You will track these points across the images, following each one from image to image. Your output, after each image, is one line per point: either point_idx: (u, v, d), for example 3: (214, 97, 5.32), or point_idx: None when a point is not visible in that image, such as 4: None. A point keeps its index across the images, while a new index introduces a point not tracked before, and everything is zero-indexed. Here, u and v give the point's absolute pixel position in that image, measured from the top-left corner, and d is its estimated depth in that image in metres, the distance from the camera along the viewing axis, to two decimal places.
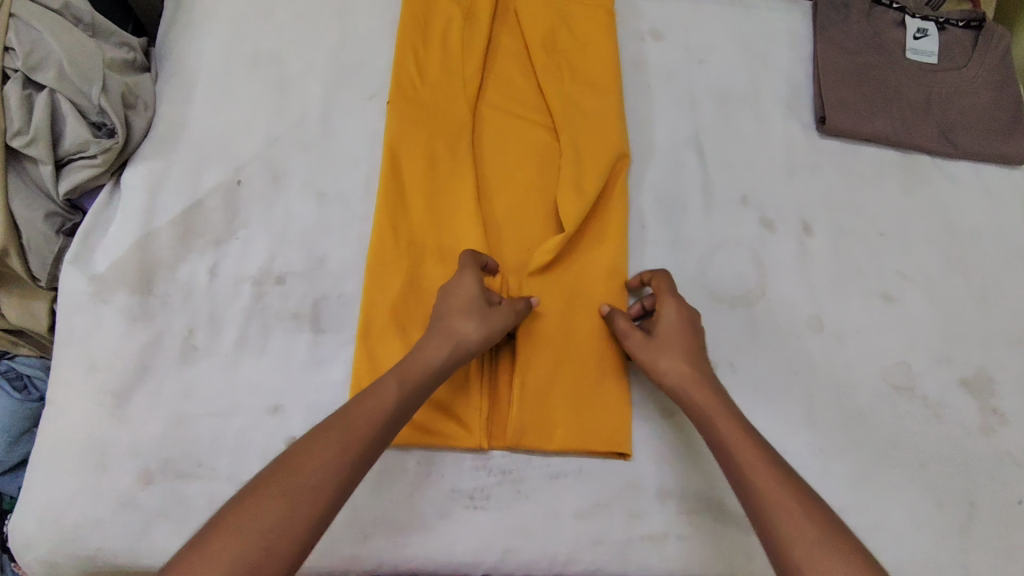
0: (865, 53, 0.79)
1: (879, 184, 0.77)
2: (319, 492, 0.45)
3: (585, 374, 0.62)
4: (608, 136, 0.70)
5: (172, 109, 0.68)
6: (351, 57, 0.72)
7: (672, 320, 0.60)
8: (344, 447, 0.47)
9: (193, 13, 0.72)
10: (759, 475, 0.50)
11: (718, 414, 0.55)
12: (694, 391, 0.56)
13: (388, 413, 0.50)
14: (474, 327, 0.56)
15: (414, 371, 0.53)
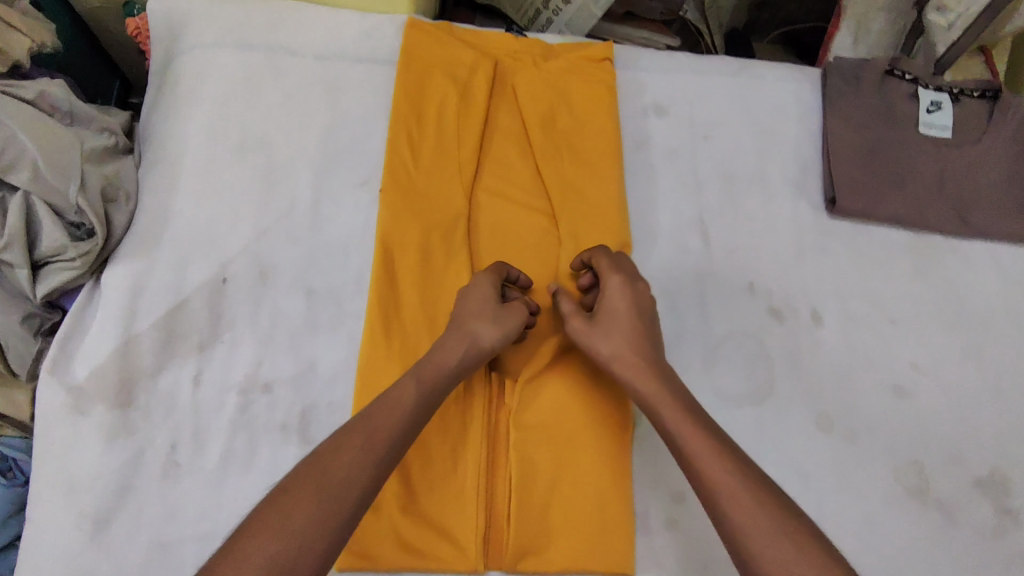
0: (876, 127, 0.76)
1: (890, 266, 0.74)
2: (344, 497, 0.47)
3: (585, 479, 0.60)
4: (609, 225, 0.68)
5: (155, 201, 0.65)
6: (343, 141, 0.69)
7: (618, 298, 0.59)
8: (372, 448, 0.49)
9: (178, 95, 0.70)
10: (717, 465, 0.49)
11: (659, 395, 0.55)
12: (638, 375, 0.56)
13: (408, 414, 0.52)
14: (489, 331, 0.58)
15: (431, 374, 0.55)
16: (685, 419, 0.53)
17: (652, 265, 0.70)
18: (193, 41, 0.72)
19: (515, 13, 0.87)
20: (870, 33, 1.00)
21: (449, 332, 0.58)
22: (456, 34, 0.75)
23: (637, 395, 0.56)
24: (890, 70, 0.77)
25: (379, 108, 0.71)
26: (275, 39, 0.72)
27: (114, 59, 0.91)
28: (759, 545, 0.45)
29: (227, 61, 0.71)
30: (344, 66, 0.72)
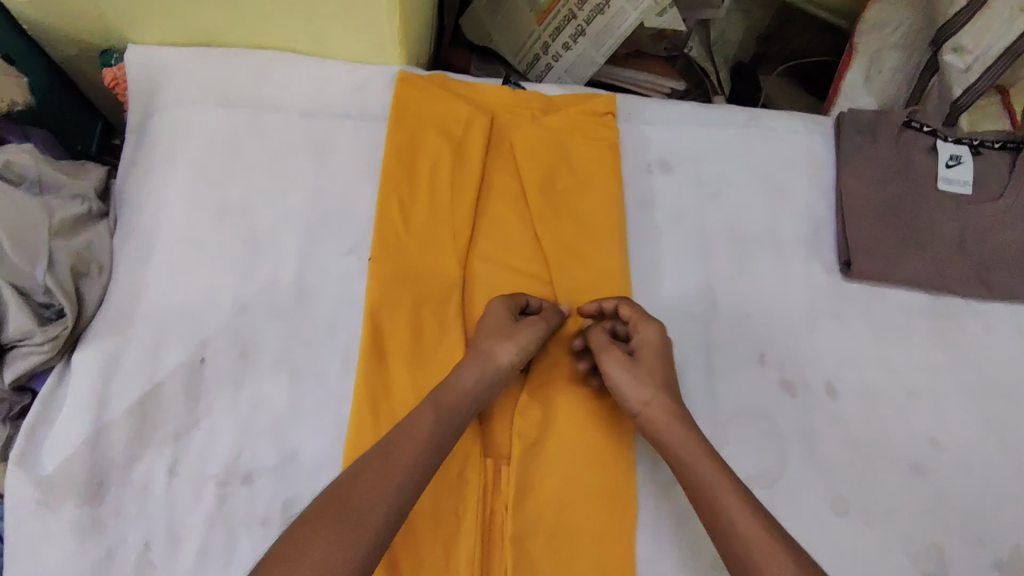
0: (893, 184, 0.72)
1: (908, 332, 0.70)
2: (368, 522, 0.48)
3: (586, 543, 0.58)
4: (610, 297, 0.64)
5: (130, 272, 0.61)
6: (330, 205, 0.65)
7: (651, 342, 0.59)
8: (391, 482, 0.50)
9: (154, 154, 0.65)
10: (723, 484, 0.52)
11: (672, 432, 0.55)
12: (665, 421, 0.56)
13: (425, 440, 0.53)
14: (509, 348, 0.58)
15: (447, 399, 0.55)
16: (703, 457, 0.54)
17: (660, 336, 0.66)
18: (173, 98, 0.68)
19: (514, 57, 0.84)
20: (882, 73, 0.95)
21: (466, 355, 0.58)
22: (451, 87, 0.71)
23: (660, 440, 0.56)
24: (907, 122, 0.73)
25: (368, 168, 0.67)
26: (259, 95, 0.68)
27: (89, 100, 0.86)
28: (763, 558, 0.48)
29: (208, 119, 0.67)
30: (332, 123, 0.68)
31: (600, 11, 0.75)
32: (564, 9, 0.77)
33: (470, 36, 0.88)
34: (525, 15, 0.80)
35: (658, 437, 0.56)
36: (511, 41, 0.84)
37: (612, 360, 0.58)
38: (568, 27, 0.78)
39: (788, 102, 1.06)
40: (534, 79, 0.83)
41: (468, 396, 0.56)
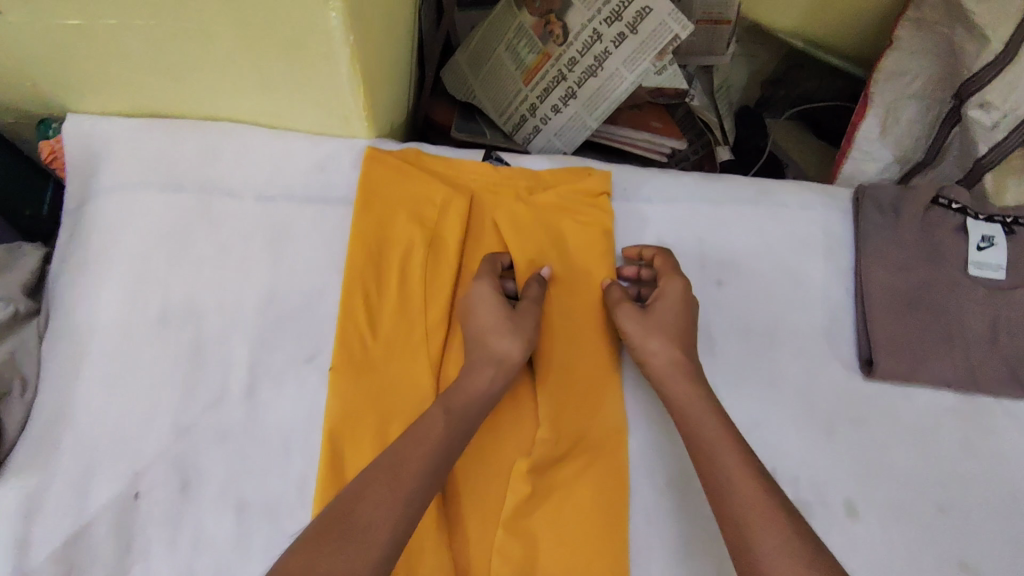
0: (921, 268, 0.64)
1: (934, 439, 0.63)
2: (377, 539, 0.43)
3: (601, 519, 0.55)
4: (599, 411, 0.58)
5: (57, 389, 0.54)
6: (287, 304, 0.58)
7: (671, 299, 0.58)
8: (396, 493, 0.46)
9: (89, 249, 0.58)
10: (731, 452, 0.49)
11: (678, 390, 0.54)
12: (671, 373, 0.55)
13: (434, 448, 0.48)
14: (512, 345, 0.54)
15: (459, 403, 0.52)
16: (698, 404, 0.52)
17: (663, 453, 0.58)
18: (110, 182, 0.61)
19: (498, 116, 0.77)
20: (898, 123, 0.88)
21: (475, 358, 0.54)
22: (424, 164, 0.64)
23: (668, 397, 0.54)
24: (935, 198, 0.66)
25: (329, 260, 0.60)
26: (209, 176, 0.61)
27: (29, 153, 0.75)
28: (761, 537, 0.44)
29: (150, 206, 0.59)
30: (291, 208, 0.61)
31: (593, 73, 0.68)
32: (553, 70, 0.70)
33: (451, 90, 0.80)
34: (510, 73, 0.73)
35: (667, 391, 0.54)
36: (495, 99, 0.76)
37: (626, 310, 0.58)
38: (557, 88, 0.71)
39: (800, 155, 1.02)
40: (521, 142, 0.76)
41: (479, 404, 0.52)
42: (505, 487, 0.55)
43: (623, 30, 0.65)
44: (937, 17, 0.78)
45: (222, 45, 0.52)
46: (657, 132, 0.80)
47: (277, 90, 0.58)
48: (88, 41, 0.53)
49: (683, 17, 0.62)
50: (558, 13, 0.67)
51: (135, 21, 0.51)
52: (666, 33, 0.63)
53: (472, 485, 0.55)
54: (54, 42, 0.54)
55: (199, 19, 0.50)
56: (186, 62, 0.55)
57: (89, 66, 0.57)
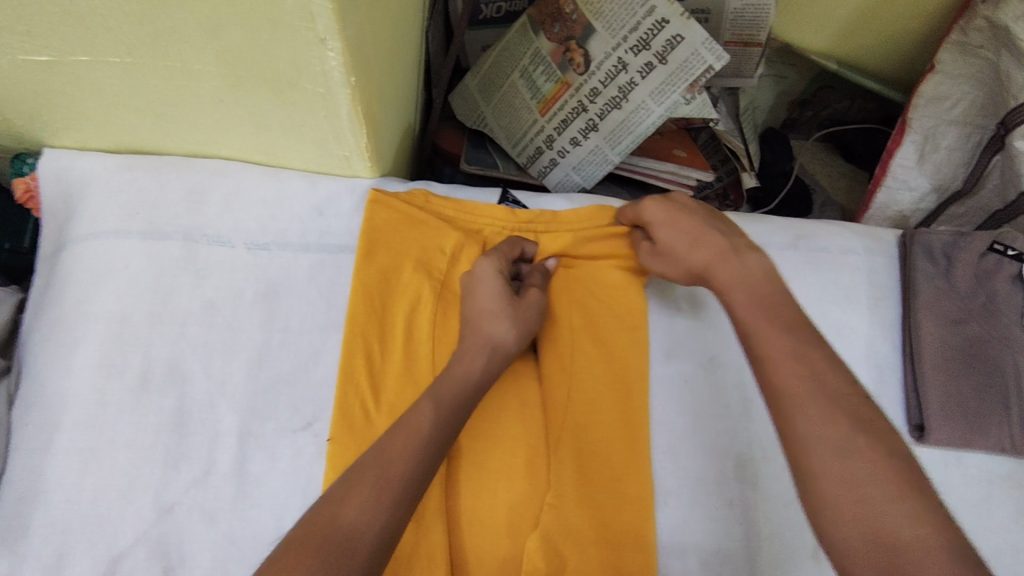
0: (976, 321, 0.59)
1: (996, 514, 0.56)
2: (359, 548, 0.38)
3: (621, 499, 0.51)
4: (622, 447, 0.53)
5: (26, 465, 0.49)
6: (281, 365, 0.53)
7: (659, 218, 0.55)
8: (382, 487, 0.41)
9: (63, 304, 0.53)
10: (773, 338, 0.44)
11: (729, 277, 0.49)
12: (723, 271, 0.50)
13: (426, 440, 0.44)
14: (510, 327, 0.52)
15: (449, 392, 0.47)
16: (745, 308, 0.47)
17: (693, 532, 0.52)
18: (86, 229, 0.55)
19: (511, 147, 0.71)
20: (937, 151, 0.78)
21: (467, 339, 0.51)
22: (433, 208, 0.58)
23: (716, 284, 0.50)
24: (990, 246, 0.60)
25: (328, 317, 0.55)
26: (197, 223, 0.56)
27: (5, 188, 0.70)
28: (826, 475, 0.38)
29: (131, 255, 0.54)
30: (285, 258, 0.56)
31: (616, 105, 0.63)
32: (572, 100, 0.65)
33: (460, 116, 0.74)
34: (526, 102, 0.68)
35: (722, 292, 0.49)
36: (509, 128, 0.70)
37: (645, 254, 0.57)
38: (577, 120, 0.66)
39: (827, 180, 0.98)
40: (536, 175, 0.71)
41: (474, 386, 0.49)
42: (512, 528, 0.49)
43: (650, 60, 0.60)
44: (983, 41, 0.69)
45: (208, 83, 0.47)
46: (682, 162, 0.75)
47: (271, 129, 0.52)
48: (59, 78, 0.48)
49: (719, 47, 0.56)
50: (580, 39, 0.62)
51: (110, 59, 0.45)
52: (698, 63, 0.58)
53: (475, 521, 0.49)
54: (22, 79, 0.48)
55: (180, 56, 0.44)
56: (170, 99, 0.50)
57: (63, 104, 0.52)
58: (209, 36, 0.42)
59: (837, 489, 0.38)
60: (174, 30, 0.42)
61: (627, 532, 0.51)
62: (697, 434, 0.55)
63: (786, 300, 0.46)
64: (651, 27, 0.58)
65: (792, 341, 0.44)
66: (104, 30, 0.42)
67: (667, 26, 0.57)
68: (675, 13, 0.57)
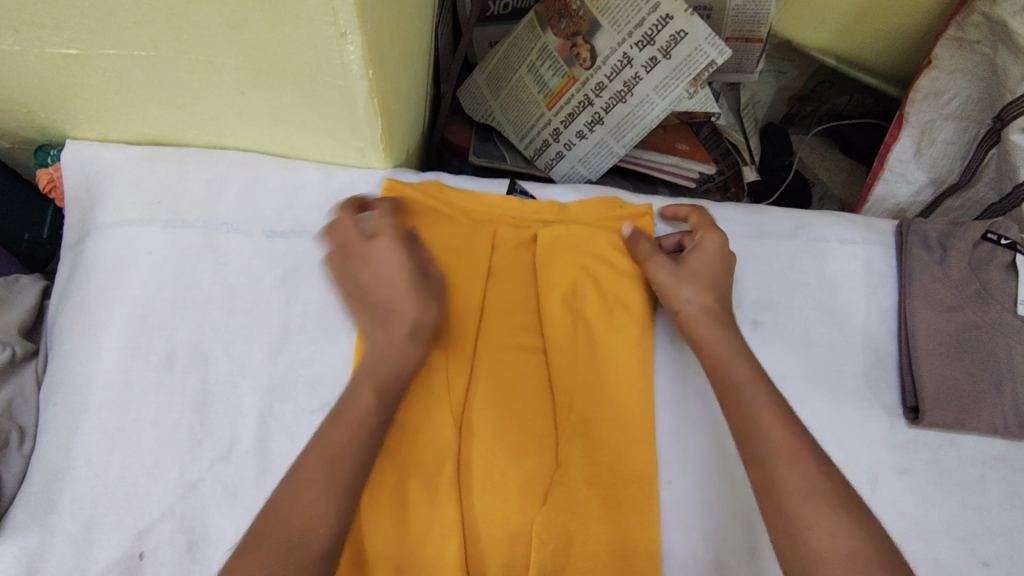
0: (970, 307, 0.60)
1: (987, 493, 0.58)
2: (313, 541, 0.42)
3: (624, 461, 0.53)
4: (625, 413, 0.55)
5: (55, 444, 0.51)
6: (301, 348, 0.55)
7: (710, 255, 0.57)
8: (327, 486, 0.43)
9: (90, 290, 0.55)
10: (754, 390, 0.49)
11: (714, 336, 0.53)
12: (706, 325, 0.54)
13: (367, 432, 0.46)
14: (428, 311, 0.51)
15: (388, 385, 0.48)
16: (739, 364, 0.51)
17: (696, 509, 0.54)
18: (110, 217, 0.57)
19: (519, 139, 0.73)
20: (934, 145, 0.80)
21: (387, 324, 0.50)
22: (446, 198, 0.60)
23: (694, 340, 0.54)
24: (983, 235, 0.62)
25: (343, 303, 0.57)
26: (217, 212, 0.58)
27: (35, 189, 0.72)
28: (810, 506, 0.43)
29: (154, 242, 0.56)
30: (303, 246, 0.58)
31: (621, 99, 0.65)
32: (578, 94, 0.67)
33: (468, 110, 0.76)
34: (532, 96, 0.70)
35: (699, 345, 0.53)
36: (516, 121, 0.72)
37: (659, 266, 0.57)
38: (582, 113, 0.68)
39: (826, 173, 0.99)
40: (542, 167, 0.73)
41: (404, 377, 0.49)
42: (521, 493, 0.52)
43: (655, 55, 0.62)
44: (980, 36, 0.71)
45: (230, 77, 0.49)
46: (684, 155, 0.77)
47: (287, 122, 0.54)
48: (85, 71, 0.50)
49: (721, 42, 0.58)
50: (586, 35, 0.64)
51: (137, 52, 0.47)
52: (702, 58, 0.60)
53: (487, 488, 0.52)
54: (50, 72, 0.50)
55: (204, 50, 0.46)
56: (191, 92, 0.52)
57: (89, 97, 0.54)
58: (233, 30, 0.44)
59: (820, 539, 0.42)
60: (200, 26, 0.44)
61: (633, 511, 0.52)
62: (700, 415, 0.57)
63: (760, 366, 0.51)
64: (655, 22, 0.60)
65: (782, 408, 0.48)
66: (132, 25, 0.44)
67: (671, 22, 0.59)
68: (678, 9, 0.59)
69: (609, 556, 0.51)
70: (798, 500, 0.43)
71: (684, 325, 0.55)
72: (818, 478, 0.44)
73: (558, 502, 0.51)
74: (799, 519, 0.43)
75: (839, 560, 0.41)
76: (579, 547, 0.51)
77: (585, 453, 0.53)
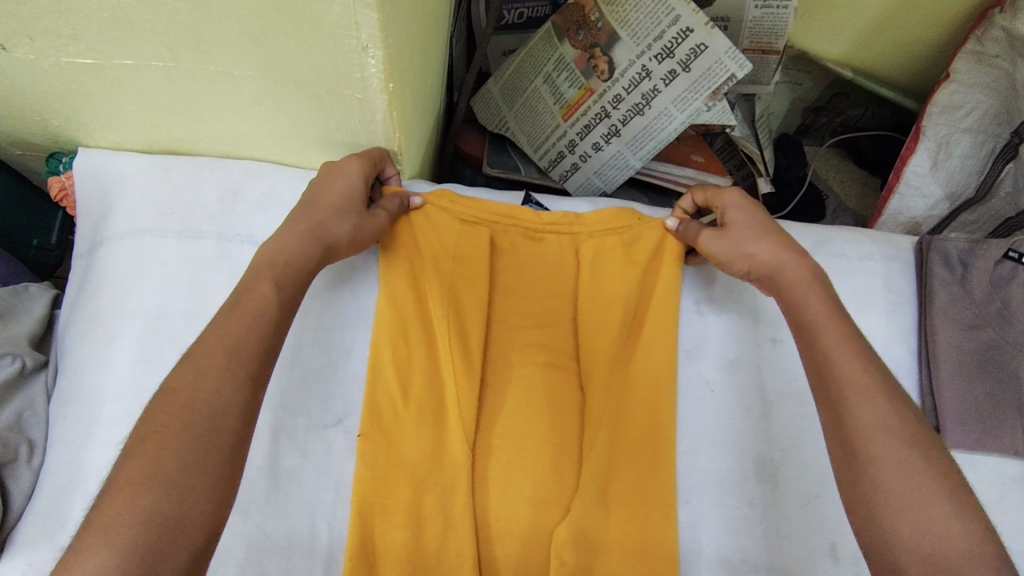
0: (990, 326, 0.60)
1: (1008, 515, 0.57)
2: (223, 427, 0.37)
3: (642, 474, 0.53)
4: (643, 425, 0.54)
5: (64, 455, 0.51)
6: (314, 362, 0.54)
7: (739, 211, 0.55)
8: (230, 369, 0.39)
9: (102, 300, 0.54)
10: (829, 331, 0.47)
11: (794, 271, 0.51)
12: (785, 265, 0.52)
13: (261, 322, 0.43)
14: (342, 227, 0.50)
15: (289, 278, 0.46)
16: (812, 298, 0.49)
17: (714, 530, 0.53)
18: (123, 227, 0.57)
19: (533, 151, 0.73)
20: (950, 159, 0.78)
21: (298, 217, 0.49)
22: (458, 209, 0.59)
23: (780, 286, 0.51)
24: (1004, 253, 0.60)
25: (359, 316, 0.57)
26: (231, 222, 0.57)
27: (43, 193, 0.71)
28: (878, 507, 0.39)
29: (166, 252, 0.56)
30: None
31: (639, 111, 0.65)
32: (595, 106, 0.66)
33: (482, 120, 0.75)
34: (548, 107, 0.69)
35: (783, 288, 0.51)
36: (531, 132, 0.72)
37: (708, 237, 0.56)
38: (599, 125, 0.67)
39: (841, 187, 0.98)
40: (557, 179, 0.73)
41: (306, 275, 0.48)
42: (539, 507, 0.51)
43: (674, 68, 0.61)
44: (999, 51, 0.71)
45: (248, 87, 0.48)
46: (699, 167, 0.76)
47: (303, 133, 0.54)
48: (100, 81, 0.49)
49: (741, 56, 0.58)
50: (604, 47, 0.64)
51: (154, 62, 0.47)
52: (721, 72, 0.59)
53: (505, 503, 0.51)
54: (66, 81, 0.50)
55: (222, 61, 0.45)
56: (207, 101, 0.51)
57: (103, 106, 0.53)
58: (253, 42, 0.43)
59: (886, 473, 0.40)
60: (219, 37, 0.43)
61: (657, 524, 0.51)
62: (719, 433, 0.56)
63: (834, 297, 0.50)
64: (675, 35, 0.59)
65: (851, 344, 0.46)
66: (150, 35, 0.44)
67: (691, 35, 0.59)
68: (699, 22, 0.58)
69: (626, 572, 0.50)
70: (874, 459, 0.40)
71: (765, 276, 0.53)
72: (891, 430, 0.41)
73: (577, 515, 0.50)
74: (868, 456, 0.41)
75: (911, 499, 0.38)
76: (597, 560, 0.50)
77: (605, 465, 0.52)
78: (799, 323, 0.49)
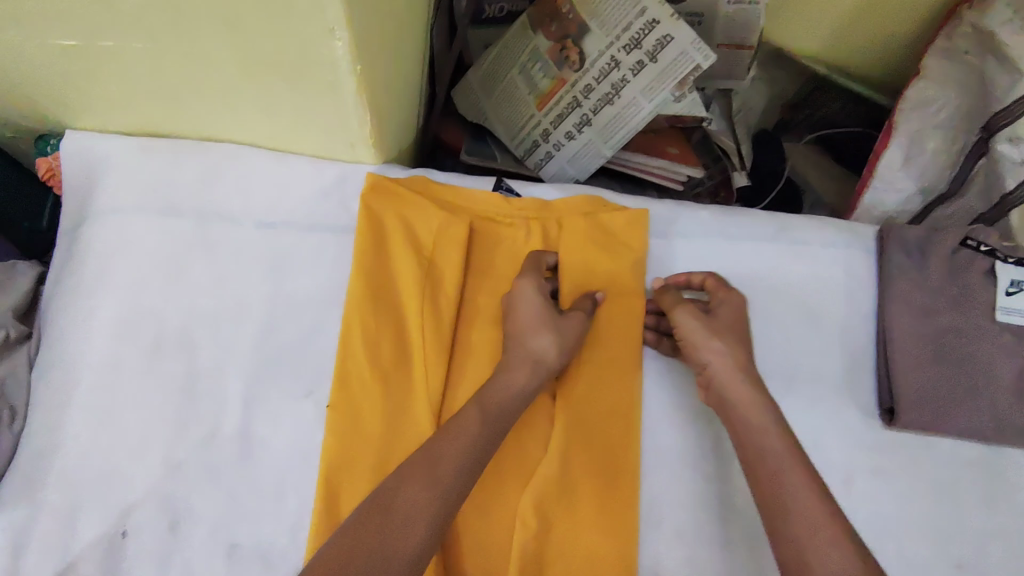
0: (949, 312, 0.61)
1: (960, 494, 0.59)
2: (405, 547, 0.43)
3: (609, 455, 0.55)
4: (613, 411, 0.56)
5: (44, 421, 0.53)
6: (286, 336, 0.56)
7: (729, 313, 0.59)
8: (433, 483, 0.46)
9: (83, 273, 0.57)
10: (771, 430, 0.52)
11: (741, 390, 0.54)
12: (742, 387, 0.54)
13: (468, 447, 0.49)
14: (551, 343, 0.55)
15: (493, 401, 0.52)
16: (773, 428, 0.52)
17: (671, 505, 0.55)
18: (106, 204, 0.59)
19: (509, 139, 0.75)
20: (924, 155, 0.79)
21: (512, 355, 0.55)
22: (432, 193, 0.62)
23: (728, 398, 0.54)
24: (962, 241, 0.62)
25: (331, 293, 0.58)
26: (209, 201, 0.59)
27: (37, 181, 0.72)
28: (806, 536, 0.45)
29: (146, 230, 0.58)
30: (292, 237, 0.59)
31: (608, 101, 0.66)
32: (567, 96, 0.68)
33: (462, 111, 0.78)
34: (523, 96, 0.71)
35: (735, 403, 0.54)
36: (507, 122, 0.74)
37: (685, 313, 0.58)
38: (572, 115, 0.69)
39: (819, 181, 0.99)
40: (532, 167, 0.74)
41: (513, 400, 0.53)
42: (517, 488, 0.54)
43: (642, 58, 0.63)
44: (969, 46, 0.73)
45: (224, 70, 0.50)
46: (673, 158, 0.78)
47: (280, 115, 0.56)
48: (83, 62, 0.51)
49: (706, 47, 0.59)
50: (575, 38, 0.66)
51: (133, 44, 0.49)
52: (687, 62, 0.61)
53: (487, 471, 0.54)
54: (50, 62, 0.52)
55: (198, 44, 0.48)
56: (186, 84, 0.53)
57: (88, 88, 0.55)
58: (227, 24, 0.45)
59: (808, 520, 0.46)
60: (193, 21, 0.45)
61: (620, 506, 0.54)
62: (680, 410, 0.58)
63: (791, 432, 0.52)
64: (642, 27, 0.61)
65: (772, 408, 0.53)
66: (130, 19, 0.46)
67: (658, 27, 0.61)
68: (665, 14, 0.60)
69: (592, 542, 0.53)
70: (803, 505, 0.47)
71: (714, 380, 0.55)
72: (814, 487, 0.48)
73: (550, 502, 0.53)
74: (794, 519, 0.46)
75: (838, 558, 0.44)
76: (563, 539, 0.52)
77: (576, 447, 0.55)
78: (751, 435, 0.52)
